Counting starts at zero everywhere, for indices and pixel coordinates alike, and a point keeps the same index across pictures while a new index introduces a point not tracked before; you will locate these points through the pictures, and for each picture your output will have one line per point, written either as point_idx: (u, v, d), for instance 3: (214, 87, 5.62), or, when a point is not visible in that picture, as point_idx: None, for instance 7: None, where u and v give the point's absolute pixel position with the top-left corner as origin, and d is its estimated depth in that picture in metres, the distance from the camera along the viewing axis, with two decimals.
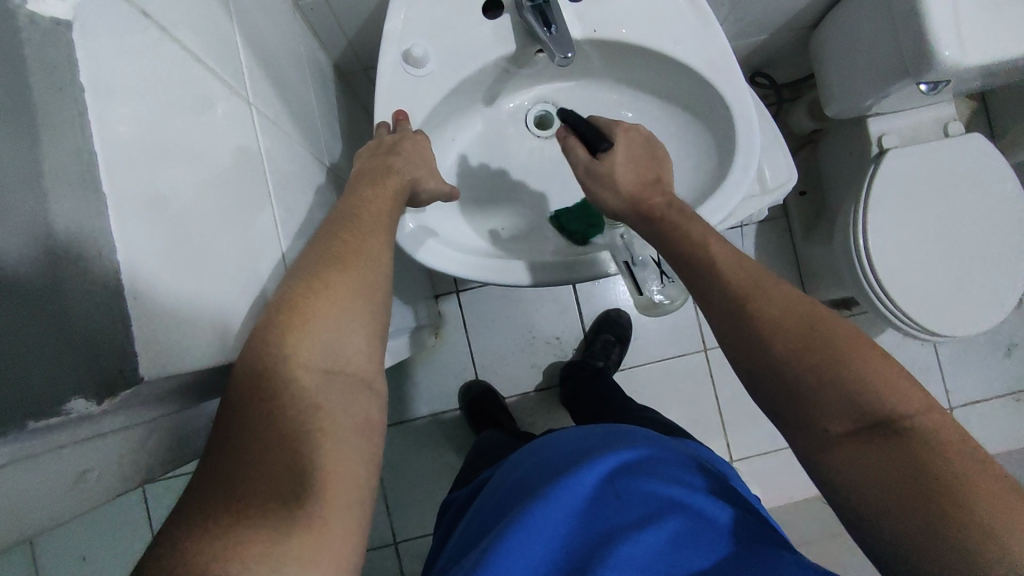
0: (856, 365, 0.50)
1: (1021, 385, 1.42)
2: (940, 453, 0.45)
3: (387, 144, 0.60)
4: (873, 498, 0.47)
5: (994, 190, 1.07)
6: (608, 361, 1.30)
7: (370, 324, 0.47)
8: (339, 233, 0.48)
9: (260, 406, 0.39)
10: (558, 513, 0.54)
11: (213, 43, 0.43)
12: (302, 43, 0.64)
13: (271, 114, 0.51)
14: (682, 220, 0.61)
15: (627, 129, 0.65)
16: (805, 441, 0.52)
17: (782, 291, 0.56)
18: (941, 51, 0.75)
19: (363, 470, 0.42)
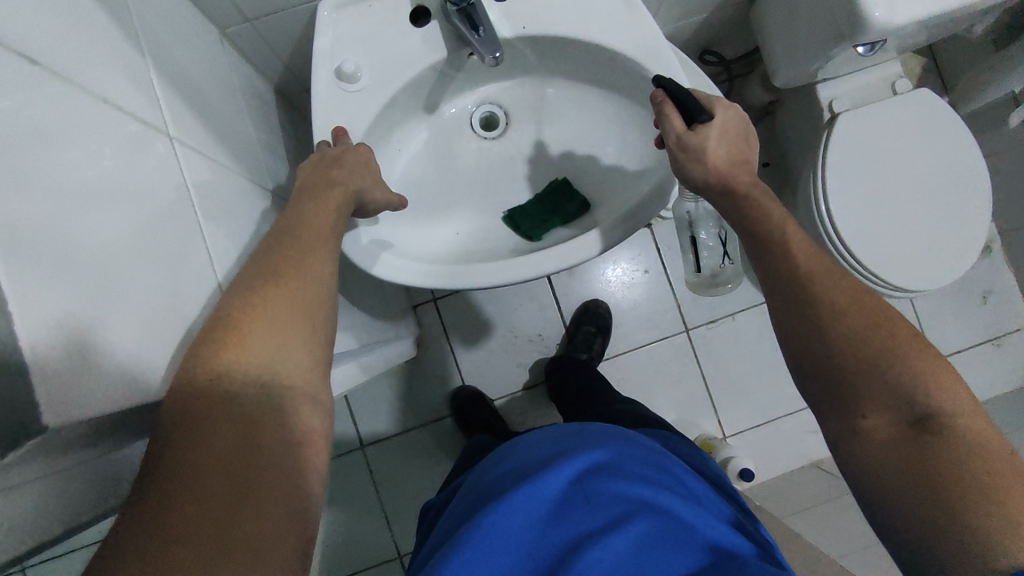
0: (904, 366, 0.54)
1: (1000, 331, 1.44)
2: (972, 453, 0.49)
3: (329, 156, 0.60)
4: (892, 479, 0.52)
5: (949, 149, 1.08)
6: (592, 353, 1.31)
7: (310, 339, 0.48)
8: (279, 251, 0.50)
9: (194, 425, 0.39)
10: (529, 508, 0.55)
11: (137, 88, 0.43)
12: (234, 71, 0.64)
13: (201, 145, 0.51)
14: (765, 201, 0.63)
15: (725, 106, 0.64)
16: (839, 423, 0.56)
17: (846, 283, 0.59)
18: (871, 13, 0.76)
19: (301, 485, 0.43)
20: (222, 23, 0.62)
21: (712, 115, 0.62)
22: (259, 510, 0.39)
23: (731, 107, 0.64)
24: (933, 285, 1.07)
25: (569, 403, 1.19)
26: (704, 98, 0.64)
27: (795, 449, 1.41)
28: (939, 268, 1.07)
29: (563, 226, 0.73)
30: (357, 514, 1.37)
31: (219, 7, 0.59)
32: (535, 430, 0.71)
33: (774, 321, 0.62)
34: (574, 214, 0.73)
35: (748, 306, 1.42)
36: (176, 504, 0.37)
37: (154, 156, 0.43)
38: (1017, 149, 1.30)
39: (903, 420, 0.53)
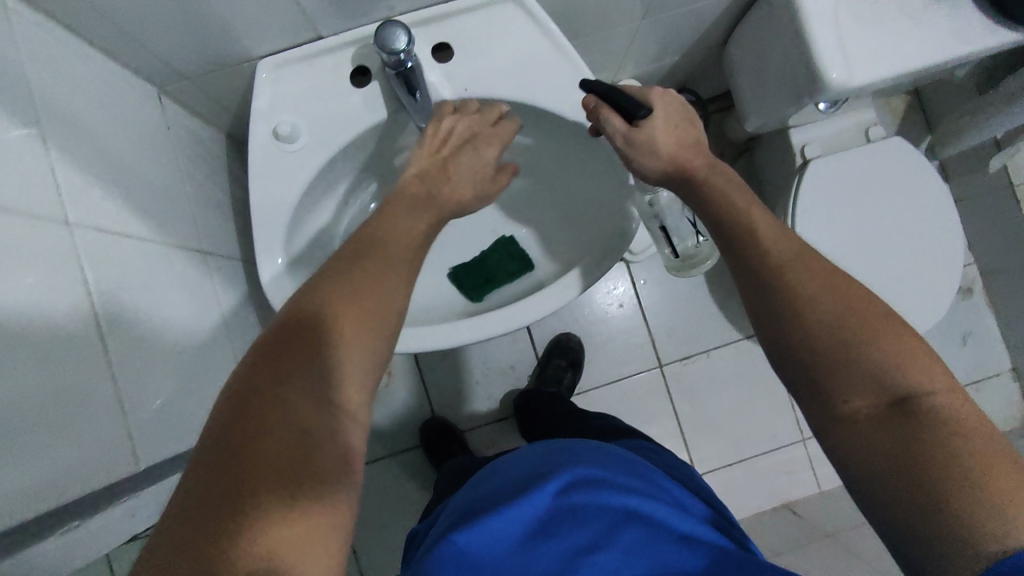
0: (879, 347, 0.46)
1: (980, 372, 1.41)
2: (959, 431, 0.42)
3: (443, 134, 0.62)
4: (881, 471, 0.44)
5: (925, 203, 1.07)
6: (561, 386, 1.29)
7: (374, 353, 0.47)
8: (357, 262, 0.50)
9: (255, 428, 0.40)
10: (515, 519, 0.50)
11: (43, 181, 0.41)
12: (171, 130, 0.63)
13: (116, 228, 0.48)
14: (723, 186, 0.57)
15: (661, 93, 0.61)
16: (818, 412, 0.48)
17: (819, 264, 0.51)
18: (829, 74, 0.75)
19: (346, 497, 0.41)
20: (159, 84, 0.61)
21: (651, 106, 0.59)
22: (305, 521, 0.38)
23: (667, 94, 0.61)
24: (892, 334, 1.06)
25: (542, 422, 1.18)
26: (636, 91, 0.61)
27: (768, 488, 1.39)
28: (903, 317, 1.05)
29: (507, 284, 0.74)
30: None
31: (152, 70, 0.59)
32: (515, 454, 0.65)
33: (748, 313, 0.54)
34: (517, 272, 0.74)
35: (722, 343, 1.40)
36: (225, 506, 0.37)
37: (45, 262, 0.40)
38: (997, 193, 1.28)
39: (883, 400, 0.45)
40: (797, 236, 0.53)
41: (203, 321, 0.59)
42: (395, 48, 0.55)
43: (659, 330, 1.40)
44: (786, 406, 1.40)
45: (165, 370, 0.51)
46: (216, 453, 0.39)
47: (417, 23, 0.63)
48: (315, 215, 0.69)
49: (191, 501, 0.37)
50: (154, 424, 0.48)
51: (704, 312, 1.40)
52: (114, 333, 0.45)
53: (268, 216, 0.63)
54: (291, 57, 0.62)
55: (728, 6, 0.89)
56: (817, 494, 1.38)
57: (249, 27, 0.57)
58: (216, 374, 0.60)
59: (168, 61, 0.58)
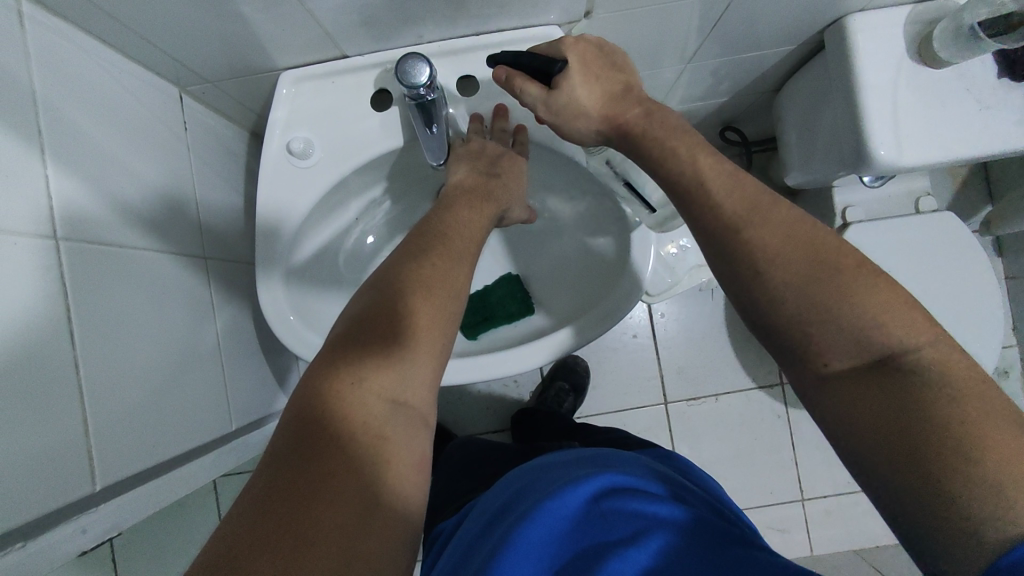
0: (857, 303, 0.41)
1: None
2: (949, 395, 0.38)
3: (488, 156, 0.61)
4: (875, 446, 0.39)
5: (967, 291, 1.00)
6: (561, 410, 1.24)
7: (439, 358, 0.46)
8: (429, 255, 0.49)
9: (327, 431, 0.38)
10: (551, 518, 0.45)
11: (36, 199, 0.43)
12: (188, 129, 0.63)
13: (107, 240, 0.49)
14: (664, 135, 0.50)
15: (573, 43, 0.55)
16: (799, 375, 0.44)
17: (781, 214, 0.45)
18: (875, 150, 0.71)
19: (418, 493, 0.40)
20: (182, 83, 0.61)
21: (564, 62, 0.54)
22: (389, 518, 0.37)
23: (581, 41, 0.55)
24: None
25: (546, 432, 1.11)
26: (549, 48, 0.56)
27: None
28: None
29: (502, 325, 0.73)
30: None
31: (175, 71, 0.58)
32: (536, 460, 0.62)
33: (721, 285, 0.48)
34: (516, 314, 0.73)
35: (733, 389, 1.34)
36: (306, 505, 0.35)
37: (25, 282, 0.41)
38: None
39: (864, 361, 0.41)
40: (752, 177, 0.48)
41: (189, 327, 0.59)
42: (416, 82, 0.54)
43: (669, 367, 1.35)
44: (789, 463, 1.33)
45: (143, 382, 0.51)
46: (293, 447, 0.37)
47: (443, 53, 0.61)
48: (319, 229, 0.67)
49: (267, 496, 0.35)
50: (123, 437, 0.49)
51: (719, 357, 1.34)
52: (90, 351, 0.45)
53: (272, 227, 0.62)
54: (313, 73, 0.61)
55: (784, 56, 0.84)
56: (807, 557, 1.30)
57: (275, 42, 0.56)
58: (194, 381, 0.59)
59: (190, 65, 0.58)
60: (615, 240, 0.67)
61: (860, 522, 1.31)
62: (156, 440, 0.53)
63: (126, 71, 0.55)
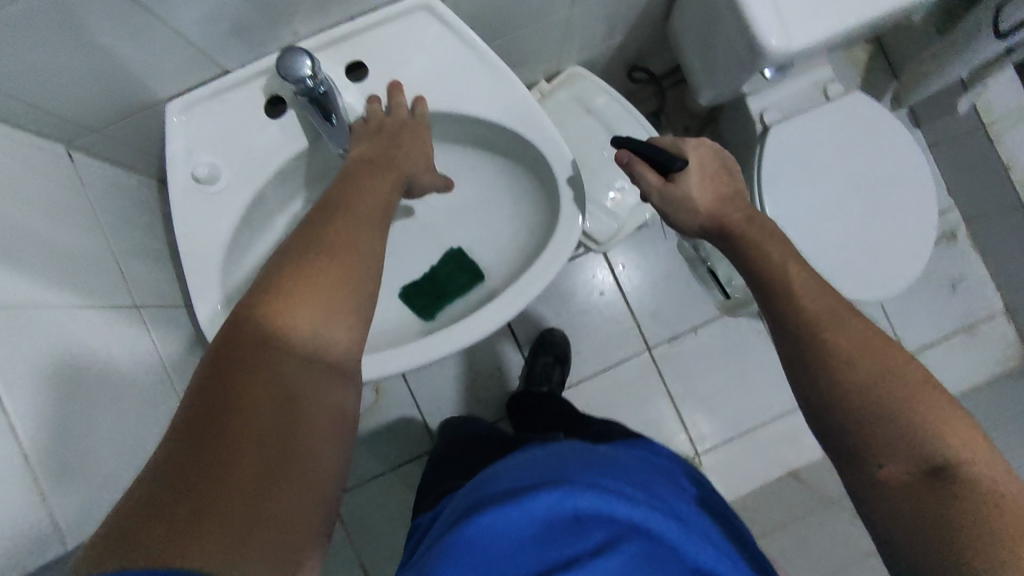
0: (916, 410, 0.45)
1: (971, 317, 1.41)
2: (994, 509, 0.41)
3: (387, 129, 0.59)
4: (909, 536, 0.43)
5: (893, 161, 1.05)
6: (552, 384, 1.22)
7: (354, 317, 0.46)
8: (333, 218, 0.49)
9: (233, 388, 0.39)
10: (521, 525, 0.44)
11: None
12: (85, 186, 0.61)
13: (24, 298, 0.46)
14: (761, 238, 0.59)
15: (695, 146, 0.65)
16: (853, 476, 0.47)
17: (857, 324, 0.51)
18: (767, 41, 0.73)
19: (327, 452, 0.42)
20: (66, 139, 0.59)
21: (685, 160, 0.63)
22: (298, 473, 0.39)
23: (701, 145, 0.65)
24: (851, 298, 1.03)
25: (551, 416, 1.09)
26: (671, 146, 0.65)
27: (773, 460, 1.34)
28: (862, 281, 1.03)
29: (457, 300, 0.70)
30: None
31: (55, 126, 0.56)
32: (510, 458, 0.59)
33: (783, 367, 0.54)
34: (467, 285, 0.70)
35: (709, 318, 1.36)
36: (209, 465, 0.35)
37: None
38: (971, 134, 1.27)
39: (917, 468, 0.44)
40: (834, 291, 0.54)
41: (136, 379, 0.57)
42: (301, 74, 0.53)
43: (643, 313, 1.36)
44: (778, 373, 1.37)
45: (102, 443, 0.50)
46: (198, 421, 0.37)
47: (324, 44, 0.60)
48: (249, 253, 0.66)
49: (171, 459, 0.35)
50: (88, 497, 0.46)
51: (687, 290, 1.36)
52: (32, 417, 0.42)
53: (199, 261, 0.61)
54: (198, 96, 0.59)
55: None
56: (820, 457, 1.33)
57: (148, 70, 0.54)
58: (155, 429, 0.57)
59: (66, 116, 0.55)
60: (546, 183, 0.66)
61: None
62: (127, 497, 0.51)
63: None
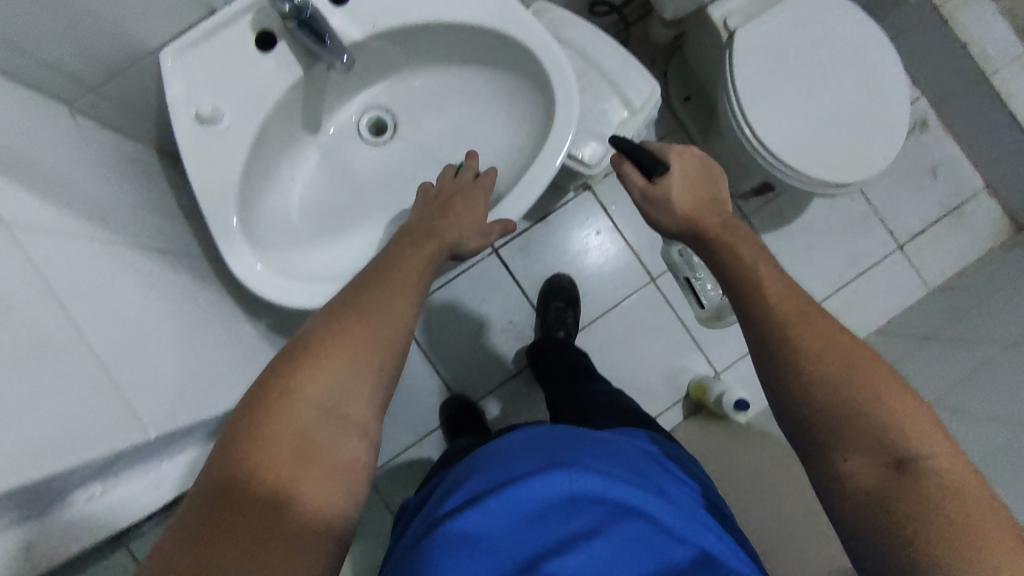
0: (882, 407, 0.47)
1: (956, 199, 1.45)
2: (949, 497, 0.43)
3: (443, 196, 0.66)
4: (865, 518, 0.45)
5: (859, 46, 1.09)
6: (567, 328, 1.27)
7: (376, 372, 0.50)
8: (367, 284, 0.54)
9: (258, 433, 0.44)
10: (508, 509, 0.43)
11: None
12: (95, 145, 0.63)
13: (66, 225, 0.49)
14: (738, 245, 0.61)
15: (680, 151, 0.66)
16: (818, 469, 0.49)
17: (823, 323, 0.53)
18: None
19: (334, 498, 0.45)
20: (69, 99, 0.60)
21: (669, 165, 0.65)
22: (301, 517, 0.42)
23: (686, 151, 0.67)
24: (848, 179, 1.06)
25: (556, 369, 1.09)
26: (658, 148, 0.68)
27: None
28: (854, 161, 1.06)
29: None
30: (373, 547, 1.26)
31: (59, 85, 0.58)
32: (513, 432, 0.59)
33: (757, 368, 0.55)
34: None
35: None
36: (228, 504, 0.40)
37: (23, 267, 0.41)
38: (927, 18, 1.30)
39: (884, 463, 0.46)
40: (801, 291, 0.56)
41: (178, 313, 0.59)
42: None
43: (643, 245, 1.39)
44: None
45: (160, 362, 0.52)
46: (234, 457, 0.43)
47: None
48: (262, 193, 0.68)
49: (203, 494, 0.41)
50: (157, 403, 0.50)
51: None
52: (97, 323, 0.45)
53: (216, 199, 0.62)
54: (191, 39, 0.60)
55: None
56: None
57: (139, 12, 0.56)
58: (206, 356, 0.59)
59: (66, 69, 0.56)
60: (537, 84, 0.68)
61: (865, 308, 1.42)
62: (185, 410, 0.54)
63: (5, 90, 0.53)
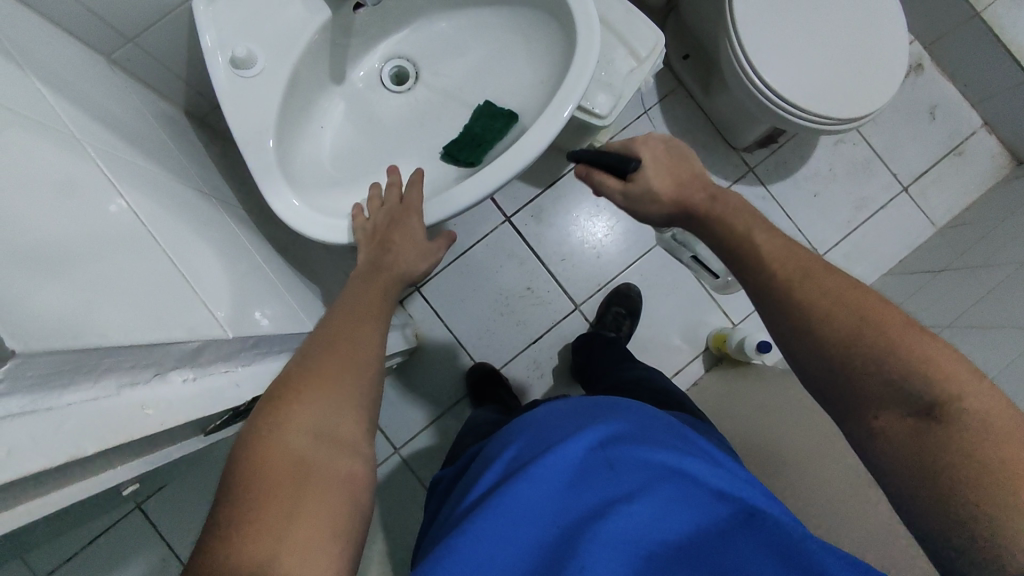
0: (899, 356, 0.46)
1: (956, 137, 1.47)
2: (986, 434, 0.43)
3: (380, 230, 0.66)
4: (910, 472, 0.45)
5: None
6: (620, 333, 1.30)
7: (356, 397, 0.51)
8: (333, 323, 0.57)
9: (253, 465, 0.44)
10: (553, 473, 0.51)
11: (30, 114, 0.42)
12: (134, 97, 0.65)
13: (121, 152, 0.51)
14: (724, 215, 0.59)
15: (644, 141, 0.65)
16: (856, 429, 0.49)
17: (834, 280, 0.51)
18: None
19: (339, 515, 0.44)
20: (106, 51, 0.63)
21: (637, 158, 0.63)
22: (317, 533, 0.42)
23: (650, 139, 0.65)
24: (852, 116, 1.09)
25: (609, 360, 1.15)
26: (622, 146, 0.65)
27: None
28: (855, 98, 1.09)
29: (497, 143, 0.73)
30: (413, 515, 1.27)
31: (99, 34, 0.60)
32: (544, 404, 0.66)
33: (771, 334, 0.55)
34: (504, 129, 0.73)
35: None
36: (240, 534, 0.40)
37: (100, 186, 0.44)
38: None
39: (916, 413, 0.46)
40: (801, 247, 0.55)
41: (230, 246, 0.61)
42: None
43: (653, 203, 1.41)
44: (792, 231, 1.44)
45: (232, 282, 0.55)
46: (235, 493, 0.42)
47: None
48: (295, 141, 0.69)
49: (213, 537, 0.41)
50: (244, 313, 0.54)
51: None
52: (170, 241, 0.49)
53: (253, 142, 0.63)
54: None
55: None
56: None
57: None
58: (257, 286, 0.61)
59: (104, 16, 0.58)
60: (555, 15, 0.70)
61: (875, 250, 1.44)
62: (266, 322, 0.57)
63: (50, 37, 0.55)
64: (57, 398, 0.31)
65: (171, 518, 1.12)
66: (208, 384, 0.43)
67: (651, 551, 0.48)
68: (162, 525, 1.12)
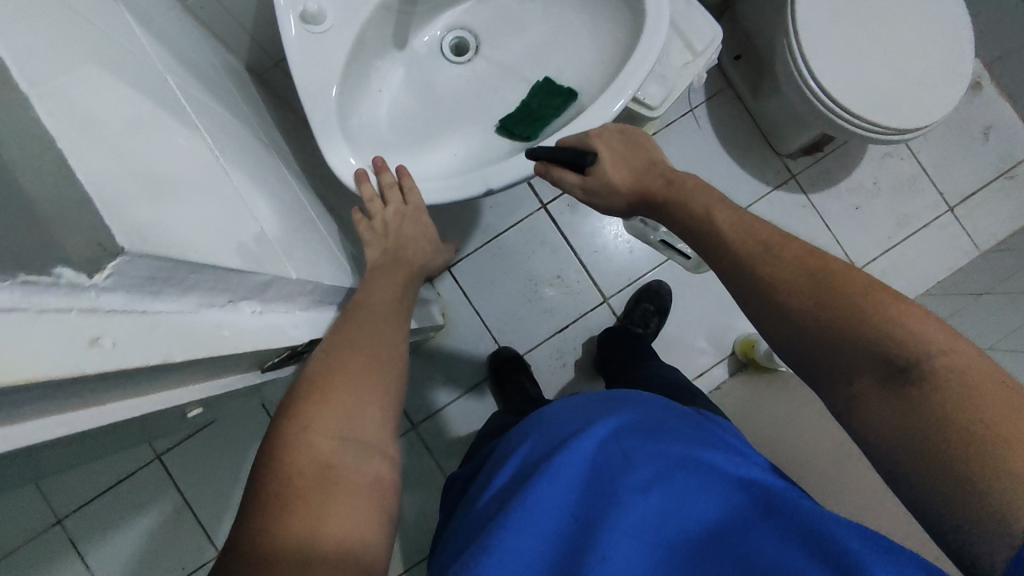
0: (864, 325, 0.45)
1: (1009, 161, 1.44)
2: (965, 391, 0.40)
3: (389, 229, 0.68)
4: (896, 442, 0.42)
5: None
6: (647, 330, 1.29)
7: (382, 399, 0.52)
8: (354, 320, 0.58)
9: (280, 468, 0.44)
10: (570, 465, 0.52)
11: (126, 47, 0.43)
12: (204, 44, 0.66)
13: (195, 92, 0.52)
14: (681, 200, 0.60)
15: (599, 133, 0.65)
16: (830, 397, 0.48)
17: (794, 249, 0.51)
18: None
19: (368, 518, 0.45)
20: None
21: (595, 151, 0.64)
22: (346, 537, 0.43)
23: (604, 132, 0.65)
24: (906, 127, 1.07)
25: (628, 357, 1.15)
26: (577, 139, 0.65)
27: None
28: (912, 109, 1.06)
29: (554, 121, 0.73)
30: (427, 491, 1.28)
31: None
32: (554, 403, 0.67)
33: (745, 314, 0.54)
34: (562, 107, 0.73)
35: (754, 200, 1.42)
36: (267, 535, 0.41)
37: (188, 122, 0.46)
38: None
39: (888, 374, 0.43)
40: (765, 220, 0.55)
41: (285, 199, 0.62)
42: None
43: None
44: (829, 242, 1.42)
45: (290, 230, 0.57)
46: (262, 496, 0.43)
47: None
48: (354, 102, 0.70)
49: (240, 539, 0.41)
50: (301, 258, 0.56)
51: (727, 172, 1.42)
52: (241, 181, 0.51)
53: (316, 97, 0.64)
54: None
55: None
56: None
57: None
58: (309, 240, 0.62)
59: None
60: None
61: (912, 269, 1.41)
62: (318, 270, 0.59)
63: None
64: (147, 302, 0.34)
65: (188, 473, 1.15)
66: (264, 321, 0.45)
67: (672, 541, 0.48)
68: (179, 478, 1.14)
